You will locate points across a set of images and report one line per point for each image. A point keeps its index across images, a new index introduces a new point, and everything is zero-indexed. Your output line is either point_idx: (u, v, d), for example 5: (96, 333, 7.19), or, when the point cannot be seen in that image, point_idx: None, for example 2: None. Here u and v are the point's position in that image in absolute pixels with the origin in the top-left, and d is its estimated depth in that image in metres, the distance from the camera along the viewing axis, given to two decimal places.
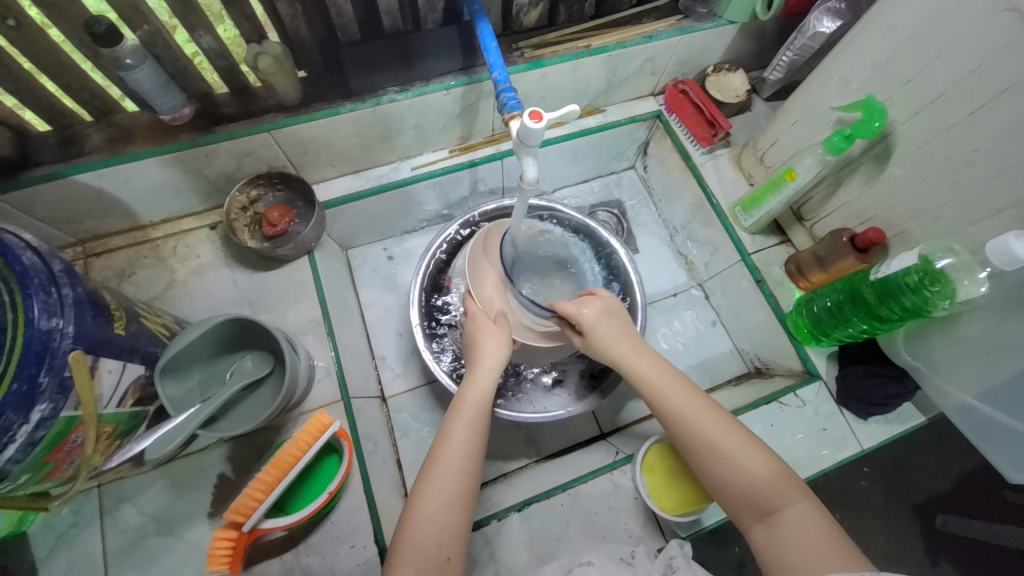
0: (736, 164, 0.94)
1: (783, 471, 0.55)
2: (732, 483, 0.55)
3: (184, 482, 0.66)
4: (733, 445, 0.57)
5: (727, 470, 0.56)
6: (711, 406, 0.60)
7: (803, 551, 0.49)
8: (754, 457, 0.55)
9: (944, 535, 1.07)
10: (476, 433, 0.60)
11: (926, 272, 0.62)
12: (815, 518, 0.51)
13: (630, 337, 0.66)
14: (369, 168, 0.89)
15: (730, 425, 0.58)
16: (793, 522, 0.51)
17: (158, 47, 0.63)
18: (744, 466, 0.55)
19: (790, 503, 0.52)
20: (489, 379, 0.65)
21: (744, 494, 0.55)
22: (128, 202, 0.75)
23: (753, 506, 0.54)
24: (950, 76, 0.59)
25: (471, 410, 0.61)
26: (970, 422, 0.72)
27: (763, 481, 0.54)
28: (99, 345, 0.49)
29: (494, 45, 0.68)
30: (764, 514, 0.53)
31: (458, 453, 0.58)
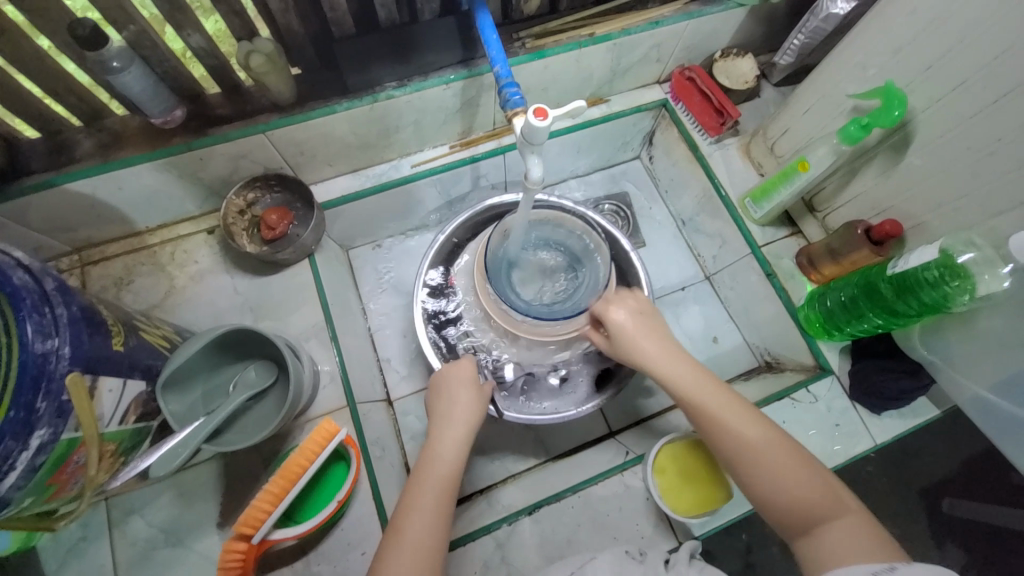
0: (745, 153, 0.91)
1: (829, 482, 0.54)
2: (775, 493, 0.55)
3: (192, 492, 0.66)
4: (779, 454, 0.56)
5: (773, 485, 0.55)
6: (750, 414, 0.59)
7: (849, 564, 0.49)
8: (797, 468, 0.55)
9: (952, 521, 1.07)
10: (441, 500, 0.57)
11: (947, 267, 0.60)
12: (860, 531, 0.51)
13: (670, 341, 0.65)
14: (368, 166, 0.87)
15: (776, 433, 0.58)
16: (840, 537, 0.51)
17: (145, 48, 0.61)
18: (792, 477, 0.55)
19: (837, 516, 0.52)
20: (458, 439, 0.62)
21: (787, 504, 0.54)
22: (123, 208, 0.73)
23: (795, 516, 0.54)
24: (974, 61, 0.56)
25: (437, 475, 0.58)
26: (987, 417, 0.71)
27: (809, 492, 0.54)
28: (99, 363, 0.48)
29: (495, 37, 0.65)
30: (807, 524, 0.53)
31: (423, 524, 0.55)
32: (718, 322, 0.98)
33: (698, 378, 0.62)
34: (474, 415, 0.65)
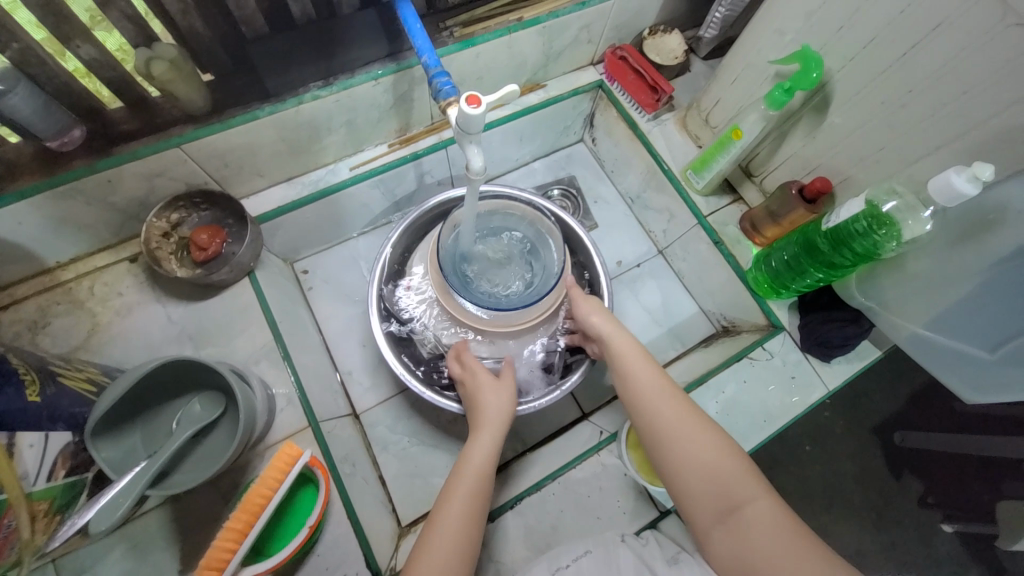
0: (683, 127, 0.94)
1: (750, 469, 0.56)
2: (698, 481, 0.56)
3: (147, 543, 0.61)
4: (704, 441, 0.58)
5: (698, 459, 0.57)
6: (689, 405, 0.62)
7: (767, 549, 0.50)
8: (722, 450, 0.57)
9: (904, 450, 1.15)
10: (476, 500, 0.58)
11: (873, 217, 0.64)
12: (777, 517, 0.52)
13: (625, 333, 0.69)
14: (303, 173, 0.82)
15: (707, 422, 0.60)
16: (750, 515, 0.52)
17: (31, 65, 0.54)
18: (716, 464, 0.56)
19: (756, 501, 0.53)
20: (494, 440, 0.64)
21: (710, 488, 0.55)
22: (26, 245, 0.65)
23: (716, 504, 0.55)
24: (880, 20, 0.59)
25: (474, 472, 0.60)
26: (924, 352, 0.76)
27: (730, 478, 0.55)
28: (11, 419, 0.44)
29: (419, 26, 0.63)
30: (727, 512, 0.53)
31: (459, 516, 0.56)
32: (674, 293, 1.00)
33: (639, 367, 0.65)
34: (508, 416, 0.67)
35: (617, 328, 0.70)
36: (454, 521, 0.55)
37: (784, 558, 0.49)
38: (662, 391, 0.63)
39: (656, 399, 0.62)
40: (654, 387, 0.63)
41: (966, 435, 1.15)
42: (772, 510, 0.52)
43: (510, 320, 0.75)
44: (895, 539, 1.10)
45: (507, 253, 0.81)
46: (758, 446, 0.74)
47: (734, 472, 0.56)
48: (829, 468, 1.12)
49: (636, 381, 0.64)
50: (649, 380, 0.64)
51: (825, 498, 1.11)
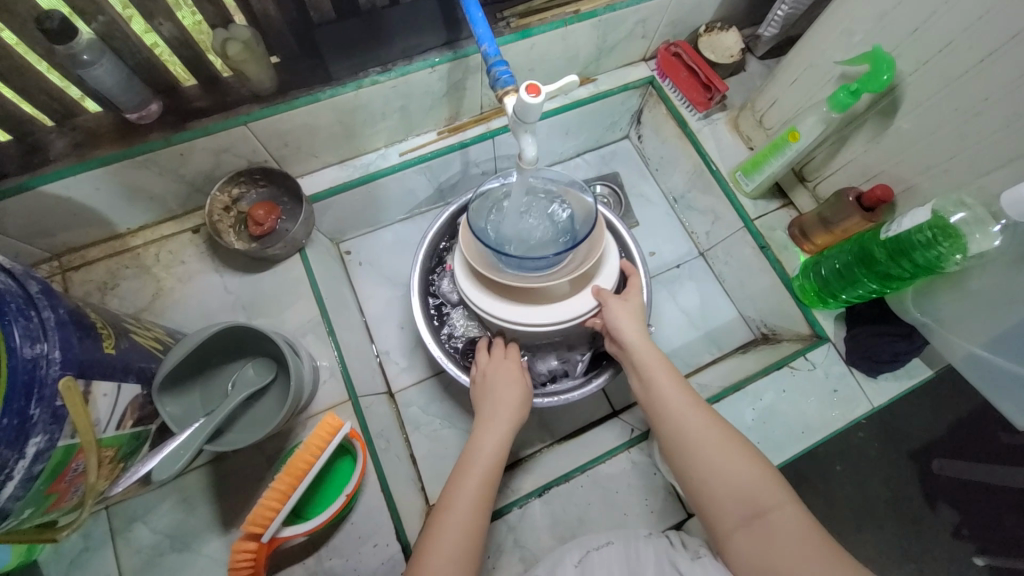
0: (734, 127, 0.92)
1: (773, 475, 0.55)
2: (722, 487, 0.55)
3: (196, 496, 0.65)
4: (726, 447, 0.57)
5: (722, 466, 0.56)
6: (710, 415, 0.61)
7: (790, 557, 0.48)
8: (746, 459, 0.56)
9: (944, 477, 1.10)
10: (490, 484, 0.60)
11: (939, 228, 0.61)
12: (803, 524, 0.51)
13: (646, 340, 0.69)
14: (354, 157, 0.85)
15: (727, 431, 0.59)
16: (776, 523, 0.51)
17: (115, 39, 0.58)
18: (739, 470, 0.55)
19: (781, 507, 0.52)
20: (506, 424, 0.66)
21: (734, 494, 0.54)
22: (102, 210, 0.70)
23: (738, 508, 0.53)
24: (961, 21, 0.56)
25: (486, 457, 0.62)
26: (978, 375, 0.72)
27: (753, 484, 0.54)
28: (90, 368, 0.46)
29: (480, 15, 0.63)
30: (752, 517, 0.52)
31: (471, 502, 0.57)
32: (713, 296, 0.99)
33: (660, 370, 0.66)
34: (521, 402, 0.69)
35: (641, 333, 0.70)
36: (466, 506, 0.57)
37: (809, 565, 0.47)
38: (685, 399, 0.62)
39: (680, 406, 0.62)
40: (676, 398, 0.63)
41: (1009, 467, 1.10)
42: (797, 517, 0.51)
43: (550, 276, 0.70)
44: (929, 569, 1.05)
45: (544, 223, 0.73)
46: (793, 458, 0.73)
47: (759, 479, 0.55)
48: (863, 488, 1.08)
49: (660, 387, 0.64)
50: (670, 385, 0.64)
51: (855, 520, 1.07)
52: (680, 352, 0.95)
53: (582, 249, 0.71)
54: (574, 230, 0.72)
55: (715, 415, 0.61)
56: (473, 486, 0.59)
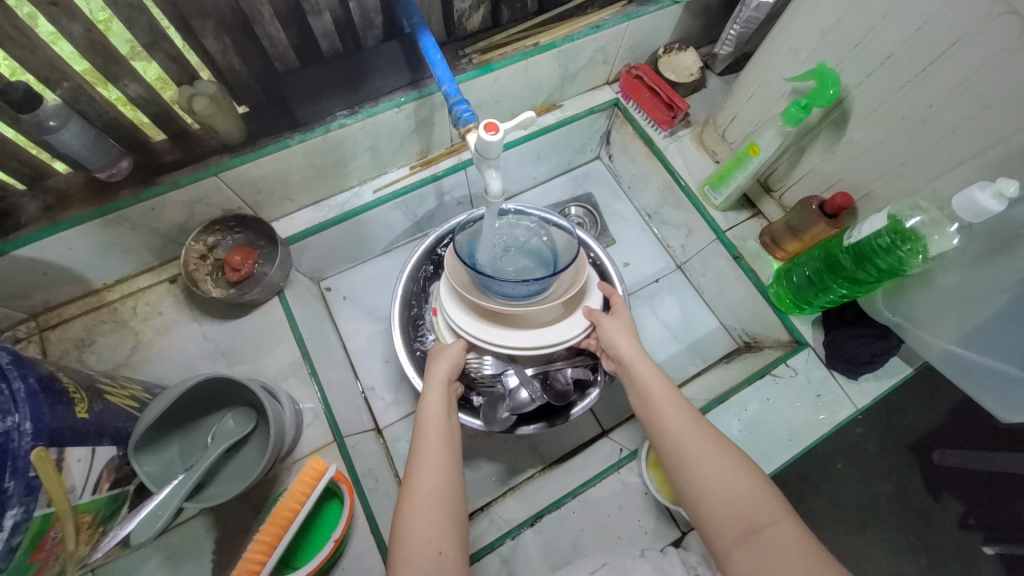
0: (699, 143, 0.94)
1: (770, 490, 0.55)
2: (720, 502, 0.55)
3: (181, 552, 0.64)
4: (722, 461, 0.57)
5: (718, 480, 0.56)
6: (706, 429, 0.61)
7: (789, 571, 0.48)
8: (742, 472, 0.56)
9: (943, 469, 1.10)
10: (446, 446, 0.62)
11: (897, 232, 0.63)
12: (799, 539, 0.50)
13: (643, 355, 0.70)
14: (329, 197, 0.86)
15: (724, 444, 0.59)
16: (774, 537, 0.51)
17: (82, 103, 0.59)
18: (736, 484, 0.55)
19: (777, 521, 0.52)
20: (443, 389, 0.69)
21: (730, 508, 0.54)
22: (77, 269, 0.70)
23: (736, 524, 0.53)
24: (898, 36, 0.59)
25: (433, 420, 0.64)
26: (957, 370, 0.73)
27: (751, 498, 0.54)
28: (64, 435, 0.46)
29: (439, 57, 0.66)
30: (749, 532, 0.52)
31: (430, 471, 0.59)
32: (693, 308, 1.00)
33: (658, 386, 0.66)
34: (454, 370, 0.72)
35: (638, 350, 0.70)
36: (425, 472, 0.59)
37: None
38: (682, 413, 0.62)
39: (676, 420, 0.62)
40: (672, 413, 0.63)
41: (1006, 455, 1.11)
42: (795, 531, 0.51)
43: (537, 301, 0.71)
44: (937, 564, 1.05)
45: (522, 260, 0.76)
46: (782, 466, 0.73)
47: (755, 492, 0.55)
48: (864, 487, 1.08)
49: (656, 402, 0.64)
50: (667, 398, 0.64)
51: (859, 520, 1.06)
52: (665, 365, 0.95)
53: (568, 275, 0.72)
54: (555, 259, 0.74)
55: (713, 429, 0.61)
56: (431, 445, 0.61)
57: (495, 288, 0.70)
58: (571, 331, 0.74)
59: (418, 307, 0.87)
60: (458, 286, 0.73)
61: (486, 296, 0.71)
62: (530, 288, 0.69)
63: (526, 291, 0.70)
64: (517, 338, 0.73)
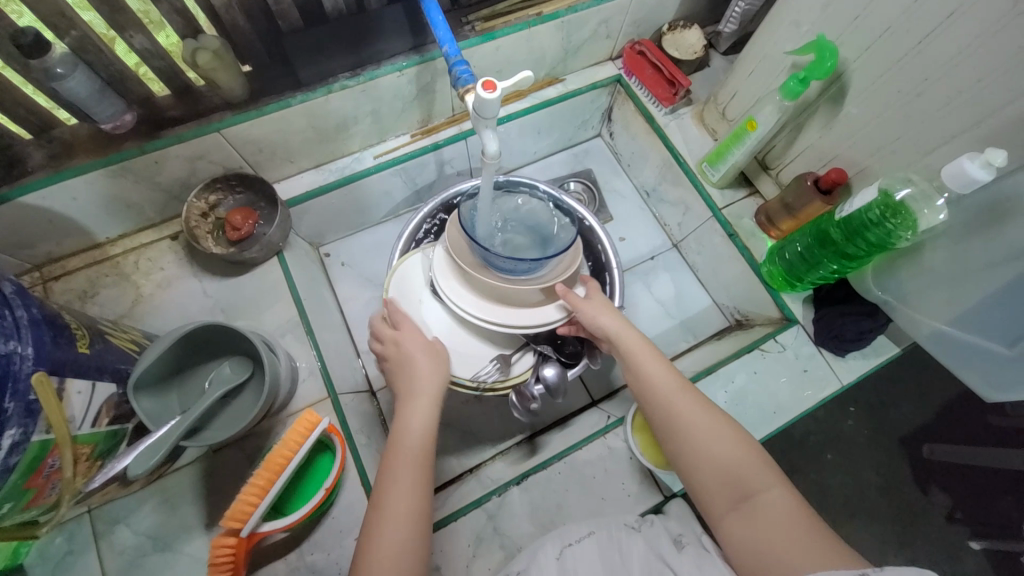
0: (700, 121, 0.95)
1: (762, 459, 0.57)
2: (713, 472, 0.56)
3: (177, 496, 0.66)
4: (714, 431, 0.58)
5: (711, 451, 0.57)
6: (698, 400, 0.61)
7: (781, 537, 0.50)
8: (735, 444, 0.57)
9: (932, 462, 1.11)
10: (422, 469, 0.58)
11: (887, 206, 0.64)
12: (791, 506, 0.52)
13: (631, 327, 0.68)
14: (330, 161, 0.87)
15: (716, 416, 0.60)
16: (766, 504, 0.53)
17: (88, 52, 0.60)
18: (729, 454, 0.57)
19: (770, 489, 0.54)
20: (427, 406, 0.63)
21: (725, 477, 0.56)
22: (81, 220, 0.72)
23: (730, 493, 0.55)
24: (896, 8, 0.59)
25: (411, 443, 0.59)
26: (944, 350, 0.74)
27: (743, 468, 0.56)
28: (65, 366, 0.47)
29: (441, 18, 0.66)
30: (742, 500, 0.54)
31: (402, 495, 0.55)
32: (687, 286, 1.01)
33: (648, 359, 0.65)
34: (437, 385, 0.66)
35: (624, 323, 0.68)
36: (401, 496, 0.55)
37: (799, 544, 0.49)
38: (673, 385, 0.62)
39: (668, 392, 0.62)
40: (664, 388, 0.62)
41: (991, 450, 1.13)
42: (786, 498, 0.53)
43: (537, 278, 0.71)
44: (921, 554, 1.06)
45: (520, 236, 0.76)
46: (765, 438, 0.74)
47: (748, 461, 0.56)
48: (852, 473, 1.09)
49: (647, 374, 0.64)
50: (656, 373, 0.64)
51: (845, 506, 1.08)
52: (657, 341, 0.97)
53: (568, 255, 0.73)
54: (556, 240, 0.74)
55: (704, 401, 0.61)
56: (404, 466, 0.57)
57: (495, 262, 0.70)
58: (551, 314, 0.72)
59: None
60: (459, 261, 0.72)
61: (482, 267, 0.71)
62: (529, 266, 0.70)
63: (524, 269, 0.70)
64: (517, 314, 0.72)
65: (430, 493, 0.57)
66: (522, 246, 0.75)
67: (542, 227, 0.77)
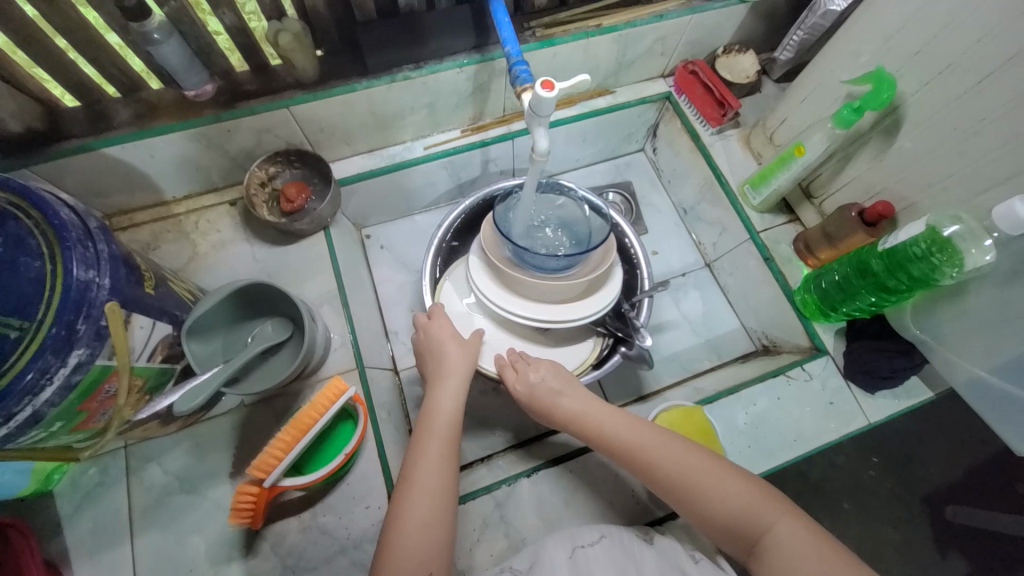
0: (746, 144, 0.95)
1: (760, 491, 0.55)
2: (716, 518, 0.54)
3: (207, 443, 0.69)
4: (698, 477, 0.56)
5: (704, 500, 0.55)
6: (670, 444, 0.59)
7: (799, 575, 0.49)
8: (724, 482, 0.55)
9: (957, 525, 1.06)
10: (449, 448, 0.62)
11: (933, 240, 0.63)
12: (799, 538, 0.51)
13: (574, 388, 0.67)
14: (383, 147, 0.91)
15: (695, 455, 0.58)
16: (772, 544, 0.51)
17: (183, 23, 0.66)
18: (723, 496, 0.55)
19: (774, 526, 0.52)
20: (453, 391, 0.67)
21: (730, 523, 0.54)
22: (154, 178, 0.78)
23: (739, 537, 0.54)
24: (957, 45, 0.60)
25: (439, 427, 0.63)
26: (980, 398, 0.72)
27: (743, 509, 0.54)
28: (133, 301, 0.51)
29: (507, 20, 0.69)
30: (753, 543, 0.53)
31: (433, 462, 0.60)
32: (716, 307, 1.01)
33: (608, 420, 0.63)
34: (467, 372, 0.70)
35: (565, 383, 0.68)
36: (430, 476, 0.58)
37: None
38: (641, 440, 0.60)
39: (640, 451, 0.59)
40: (634, 448, 0.60)
41: (1020, 520, 1.06)
42: (793, 530, 0.51)
43: (567, 275, 0.72)
44: None
45: (554, 236, 0.78)
46: (782, 465, 0.73)
47: (742, 495, 0.54)
48: (867, 525, 1.05)
49: (617, 438, 0.61)
50: (623, 428, 0.62)
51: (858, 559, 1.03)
52: (680, 357, 0.96)
53: (599, 253, 0.73)
54: (589, 239, 0.76)
55: (682, 442, 0.59)
56: (433, 447, 0.61)
57: (529, 261, 0.72)
58: (577, 311, 0.73)
59: (459, 244, 0.91)
60: (493, 258, 0.74)
61: (511, 261, 0.74)
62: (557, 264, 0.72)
63: (552, 266, 0.72)
64: (546, 310, 0.73)
65: (454, 470, 0.61)
66: (554, 243, 0.77)
67: (575, 227, 0.79)
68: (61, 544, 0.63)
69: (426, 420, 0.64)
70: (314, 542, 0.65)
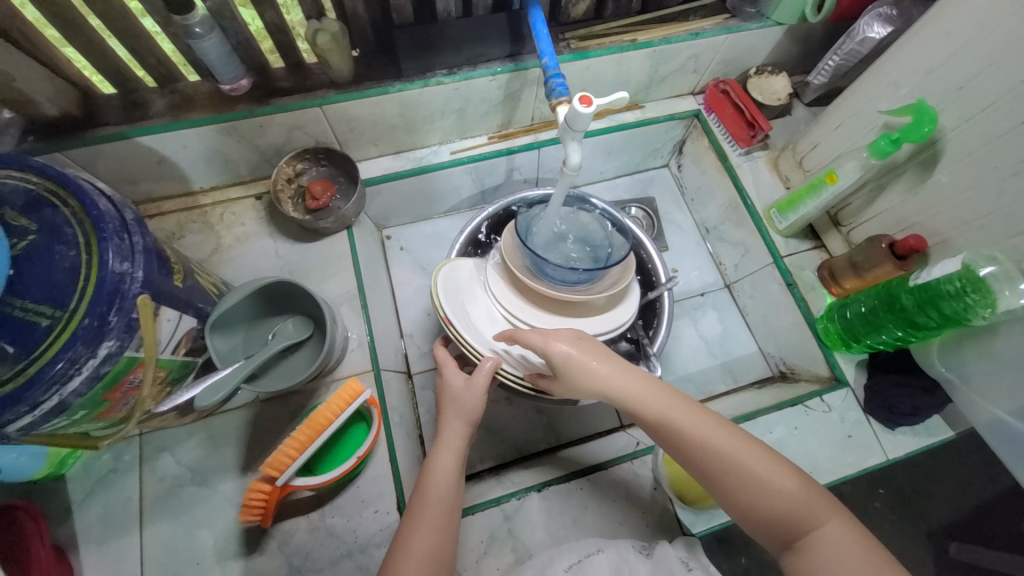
0: (774, 167, 0.94)
1: (815, 488, 0.51)
2: (763, 508, 0.51)
3: (220, 437, 0.70)
4: (751, 465, 0.52)
5: (756, 489, 0.51)
6: (724, 428, 0.55)
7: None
8: (778, 475, 0.52)
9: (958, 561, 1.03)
10: (449, 508, 0.59)
11: (969, 279, 0.61)
12: (850, 539, 0.48)
13: (620, 366, 0.59)
14: (411, 150, 0.92)
15: (746, 442, 0.54)
16: (821, 543, 0.48)
17: (225, 18, 0.66)
18: (775, 488, 0.51)
19: (826, 524, 0.49)
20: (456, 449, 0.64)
21: (776, 517, 0.51)
22: (184, 168, 0.78)
23: (784, 531, 0.50)
24: (1004, 83, 0.59)
25: (438, 485, 0.60)
26: (1003, 441, 0.71)
27: (794, 504, 0.50)
28: (162, 293, 0.51)
29: (546, 32, 0.69)
30: (797, 537, 0.50)
31: (430, 523, 0.57)
32: (734, 329, 1.00)
33: (659, 398, 0.57)
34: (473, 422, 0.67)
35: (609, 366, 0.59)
36: (426, 539, 0.56)
37: None
38: (694, 422, 0.55)
39: (694, 433, 0.54)
40: (686, 428, 0.55)
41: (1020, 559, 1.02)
42: (844, 532, 0.48)
43: (591, 289, 0.71)
44: None
45: (575, 247, 0.76)
46: None
47: (794, 489, 0.51)
48: None
49: (667, 417, 0.56)
50: (683, 411, 0.56)
51: None
52: (694, 378, 0.95)
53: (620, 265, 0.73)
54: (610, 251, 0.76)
55: (739, 429, 0.55)
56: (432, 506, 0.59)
57: (552, 275, 0.70)
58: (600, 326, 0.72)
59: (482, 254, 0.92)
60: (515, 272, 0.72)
61: (534, 275, 0.72)
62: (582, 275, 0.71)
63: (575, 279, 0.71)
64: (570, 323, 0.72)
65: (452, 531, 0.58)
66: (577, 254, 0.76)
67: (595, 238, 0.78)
68: (70, 528, 0.63)
69: (426, 477, 0.62)
70: (321, 544, 0.65)
